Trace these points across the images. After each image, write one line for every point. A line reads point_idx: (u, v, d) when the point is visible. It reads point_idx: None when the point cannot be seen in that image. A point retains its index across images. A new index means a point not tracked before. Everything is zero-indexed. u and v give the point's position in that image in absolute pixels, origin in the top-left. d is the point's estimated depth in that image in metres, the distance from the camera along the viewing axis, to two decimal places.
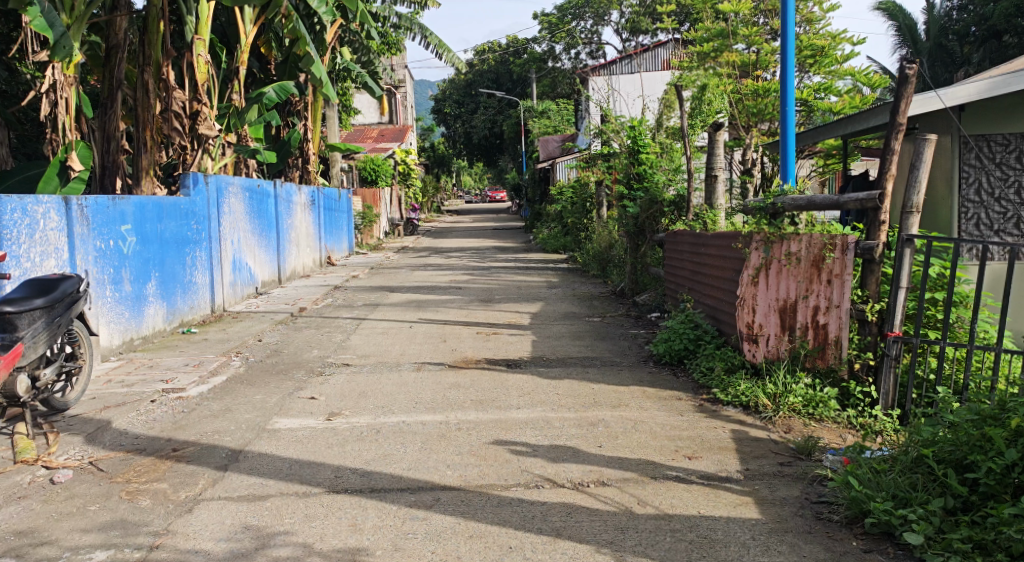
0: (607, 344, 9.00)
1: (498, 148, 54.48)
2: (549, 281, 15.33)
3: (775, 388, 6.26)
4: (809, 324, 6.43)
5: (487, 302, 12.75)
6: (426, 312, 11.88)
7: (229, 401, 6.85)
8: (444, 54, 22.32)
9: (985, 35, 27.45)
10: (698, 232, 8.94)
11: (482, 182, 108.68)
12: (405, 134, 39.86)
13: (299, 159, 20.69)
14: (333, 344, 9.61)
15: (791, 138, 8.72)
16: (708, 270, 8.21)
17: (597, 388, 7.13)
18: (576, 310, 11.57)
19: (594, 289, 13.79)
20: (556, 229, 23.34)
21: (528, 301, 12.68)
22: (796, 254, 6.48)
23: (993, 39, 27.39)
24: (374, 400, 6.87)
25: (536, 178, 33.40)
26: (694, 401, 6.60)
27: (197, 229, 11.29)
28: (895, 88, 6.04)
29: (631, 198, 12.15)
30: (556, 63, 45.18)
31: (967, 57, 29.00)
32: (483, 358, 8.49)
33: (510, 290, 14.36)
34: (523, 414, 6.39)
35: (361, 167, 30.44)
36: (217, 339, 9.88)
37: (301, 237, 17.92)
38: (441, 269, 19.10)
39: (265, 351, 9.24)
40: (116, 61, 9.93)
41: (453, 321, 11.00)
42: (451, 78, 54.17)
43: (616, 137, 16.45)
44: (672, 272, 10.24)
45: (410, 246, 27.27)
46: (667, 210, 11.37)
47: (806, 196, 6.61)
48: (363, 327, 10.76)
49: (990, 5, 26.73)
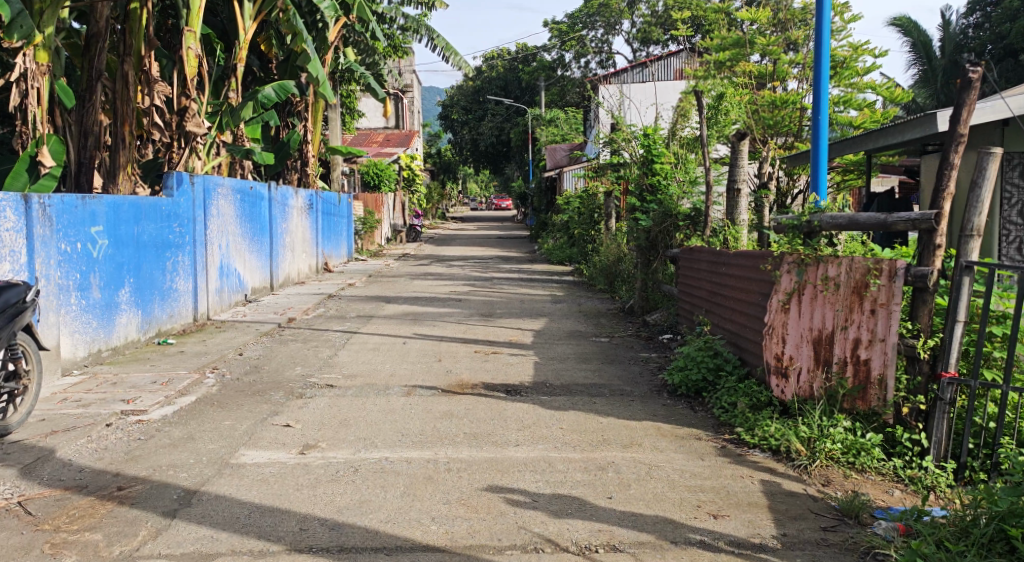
0: (617, 370, 8.27)
1: (505, 155, 53.92)
2: (554, 295, 14.61)
3: (809, 432, 5.51)
4: (848, 359, 5.70)
5: (489, 317, 12.02)
6: (422, 326, 11.15)
7: (193, 428, 6.13)
8: (451, 57, 21.67)
9: (1002, 53, 26.84)
10: (717, 250, 8.24)
11: (488, 190, 108.04)
12: (410, 139, 39.27)
13: (298, 162, 20.00)
14: (319, 361, 8.88)
15: (824, 150, 8.02)
16: (729, 292, 7.48)
17: (606, 422, 6.39)
18: (582, 329, 10.84)
19: (602, 305, 13.06)
20: (562, 240, 22.69)
21: (531, 316, 11.96)
22: (834, 278, 5.76)
23: (1010, 57, 26.77)
24: (356, 430, 6.13)
25: (543, 187, 32.70)
26: (716, 442, 5.86)
27: (181, 232, 10.59)
28: (955, 95, 5.34)
29: (642, 210, 11.41)
30: (566, 72, 44.64)
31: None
32: (480, 382, 7.76)
33: (513, 304, 13.64)
34: (522, 452, 5.65)
35: (363, 171, 29.69)
36: (195, 351, 9.17)
37: (297, 242, 17.25)
38: (442, 279, 18.38)
39: (245, 366, 8.51)
40: (95, 51, 9.17)
41: (451, 338, 10.28)
42: (460, 84, 53.60)
43: (628, 146, 15.80)
44: (687, 291, 9.55)
45: (412, 254, 26.58)
46: (682, 225, 10.72)
47: (848, 213, 5.85)
48: (354, 342, 10.04)
49: (1006, 24, 26.11)
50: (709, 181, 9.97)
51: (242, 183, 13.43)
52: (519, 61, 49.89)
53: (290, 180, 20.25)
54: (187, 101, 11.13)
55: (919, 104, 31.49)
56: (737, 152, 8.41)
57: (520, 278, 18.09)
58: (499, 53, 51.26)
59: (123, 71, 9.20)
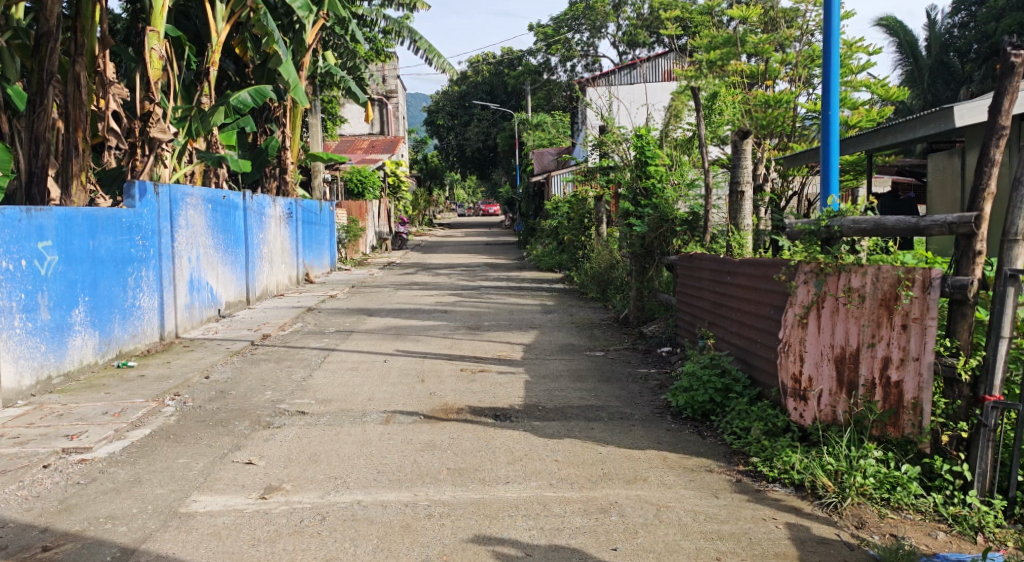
0: (614, 389, 7.63)
1: (492, 161, 53.31)
2: (544, 305, 13.97)
3: (838, 465, 4.87)
4: (876, 381, 5.07)
5: (476, 330, 11.37)
6: (405, 341, 10.49)
7: (141, 469, 5.48)
8: (434, 59, 21.04)
9: (987, 53, 26.47)
10: (721, 259, 7.59)
11: (475, 195, 107.42)
12: (395, 146, 38.61)
13: (277, 169, 19.30)
14: (292, 383, 8.21)
15: (835, 149, 7.47)
16: (737, 302, 6.83)
17: (606, 452, 5.75)
18: (575, 342, 10.19)
19: (595, 315, 12.43)
20: (551, 246, 22.09)
21: (520, 329, 11.32)
22: (858, 290, 5.14)
23: (995, 57, 26.43)
24: (328, 467, 5.47)
25: (530, 191, 32.12)
26: (729, 474, 5.22)
27: (144, 245, 9.96)
28: (994, 83, 4.72)
29: (637, 215, 10.78)
30: (552, 76, 44.15)
31: (969, 76, 28.09)
32: (466, 406, 7.10)
33: (501, 315, 12.98)
34: (512, 492, 5.01)
35: (346, 178, 28.86)
36: (157, 375, 8.50)
37: (275, 252, 16.57)
38: (428, 288, 17.72)
39: (210, 391, 7.83)
40: (48, 50, 8.47)
41: (435, 354, 9.62)
42: (445, 90, 52.99)
43: (618, 148, 15.48)
44: (687, 301, 8.93)
45: (397, 262, 25.90)
46: (679, 230, 10.08)
47: (875, 216, 5.20)
48: (332, 361, 9.37)
49: (992, 23, 25.67)
50: (709, 181, 9.36)
51: (213, 192, 12.78)
52: (505, 65, 49.39)
53: (268, 188, 19.54)
54: (151, 106, 10.49)
55: (907, 104, 31.09)
56: (739, 149, 7.74)
57: (509, 286, 17.45)
58: (485, 57, 50.71)
59: (75, 73, 8.67)
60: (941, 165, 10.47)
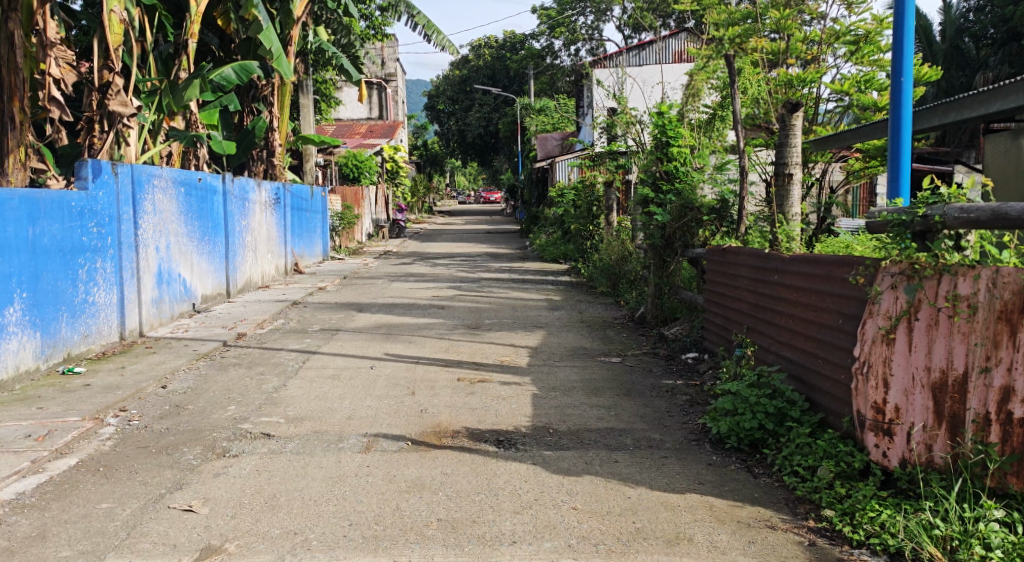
0: (638, 408, 6.46)
1: (494, 147, 52.06)
2: (550, 300, 12.83)
3: (949, 530, 3.73)
4: (993, 417, 3.95)
5: (477, 329, 10.19)
6: (396, 343, 9.31)
7: (51, 518, 4.34)
8: (432, 36, 19.81)
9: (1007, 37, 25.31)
10: (762, 254, 6.45)
11: (475, 182, 106.09)
12: (394, 131, 37.36)
13: (264, 152, 18.12)
14: (261, 396, 7.04)
15: (906, 126, 6.23)
16: (787, 306, 5.68)
17: (636, 497, 4.60)
18: (588, 345, 9.03)
19: (607, 313, 11.27)
20: (555, 235, 20.95)
21: (526, 328, 10.17)
22: (968, 299, 3.99)
23: (1015, 41, 25.26)
24: (287, 517, 4.34)
25: (533, 178, 30.93)
26: (798, 535, 4.07)
27: (100, 233, 8.90)
28: None
29: (656, 202, 9.64)
30: (555, 60, 42.91)
31: (984, 61, 26.93)
32: (463, 429, 5.95)
33: (504, 311, 11.84)
34: (520, 558, 3.87)
35: (342, 162, 27.72)
36: (106, 384, 7.35)
37: (260, 240, 15.41)
38: (425, 280, 16.57)
39: (163, 406, 6.67)
40: None
41: (429, 359, 8.47)
42: (446, 74, 51.71)
43: (631, 130, 14.29)
44: (718, 300, 7.79)
45: (393, 251, 24.71)
46: (706, 219, 8.94)
47: (991, 205, 4.00)
48: (311, 367, 8.20)
49: (1012, 6, 24.50)
50: (743, 162, 8.20)
51: (188, 175, 11.66)
52: (507, 49, 48.16)
53: (254, 172, 18.35)
54: (110, 75, 9.51)
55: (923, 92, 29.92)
56: (787, 124, 6.55)
57: (511, 279, 16.30)
58: (487, 40, 49.40)
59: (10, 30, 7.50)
60: (1001, 147, 9.25)
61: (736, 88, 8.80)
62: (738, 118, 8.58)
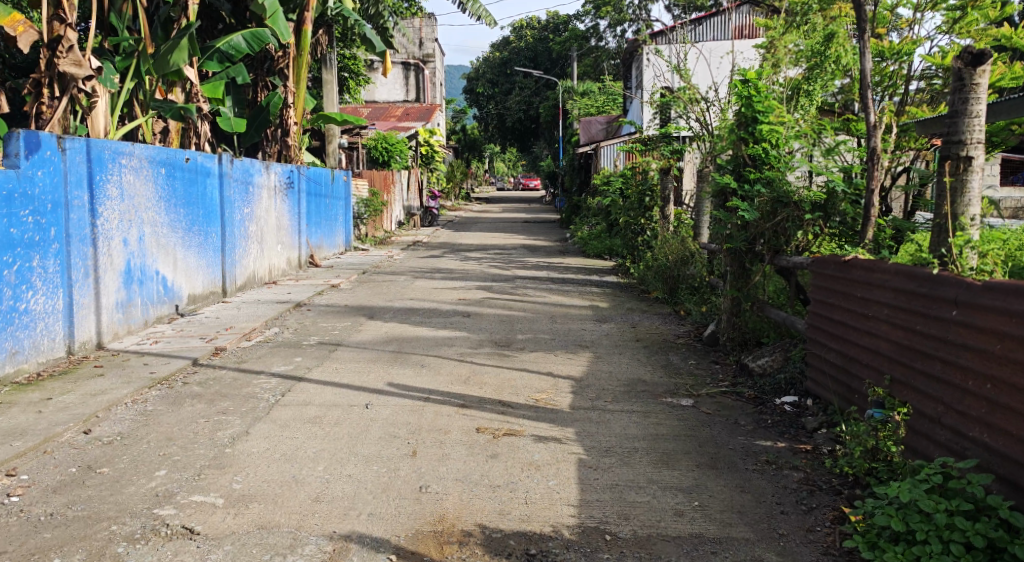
0: (731, 496, 4.48)
1: (535, 133, 49.92)
2: (596, 308, 10.89)
3: None
4: None
5: (507, 349, 8.26)
6: (405, 369, 7.41)
7: None
8: (467, 4, 17.79)
9: None
10: (922, 275, 4.49)
11: (516, 169, 104.01)
12: (431, 114, 35.49)
13: (278, 130, 16.15)
14: (209, 451, 5.18)
15: None
16: (989, 364, 3.78)
17: None
18: (649, 378, 7.07)
19: (667, 329, 9.31)
20: (600, 226, 18.95)
21: (570, 349, 8.24)
22: None
23: None
24: None
25: (575, 165, 28.81)
26: None
27: (37, 223, 7.09)
28: None
29: (738, 194, 7.54)
30: (600, 42, 40.58)
31: None
32: (477, 531, 4.04)
33: (541, 321, 9.92)
34: None
35: (371, 146, 25.83)
36: (9, 426, 5.50)
37: (268, 229, 13.64)
38: (453, 277, 14.71)
39: (68, 469, 4.82)
40: None
41: (444, 395, 6.57)
42: (486, 56, 49.80)
43: (694, 107, 12.37)
44: (831, 328, 5.82)
45: (424, 242, 22.86)
46: (808, 218, 6.90)
47: None
48: (290, 402, 6.32)
49: None
50: (873, 143, 6.14)
51: (174, 155, 9.86)
52: (550, 30, 46.81)
53: (268, 153, 16.43)
54: (61, 28, 7.71)
55: None
56: (965, 84, 4.53)
57: (549, 277, 14.37)
58: (528, 21, 47.42)
59: None
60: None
61: (863, 41, 6.64)
62: (863, 83, 6.46)
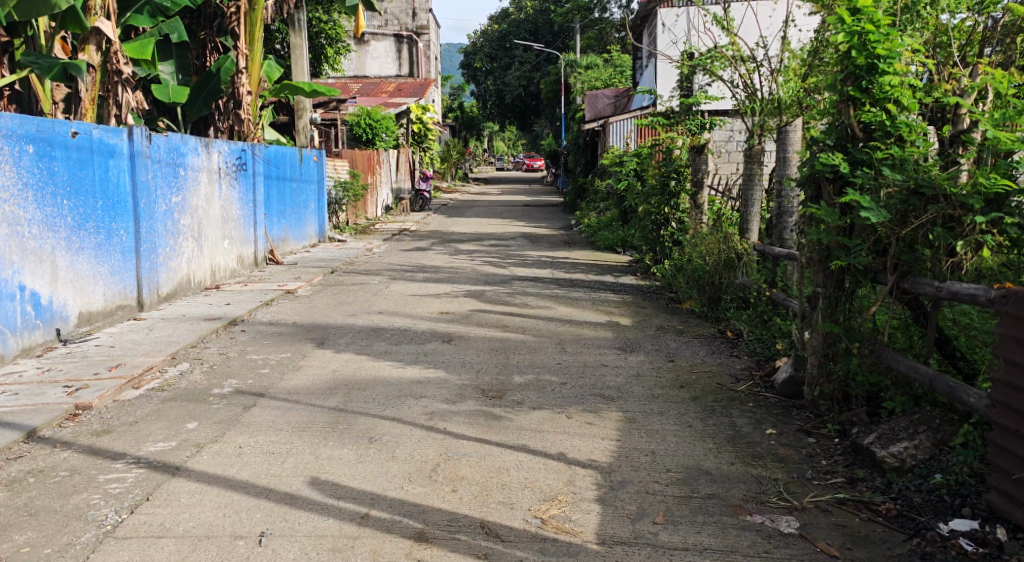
0: None
1: (536, 111, 47.04)
2: (615, 326, 8.39)
3: None
4: None
5: (499, 404, 5.73)
6: (342, 448, 4.89)
7: None
8: None
9: None
10: None
11: (516, 147, 100.81)
12: (426, 90, 32.75)
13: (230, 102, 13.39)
14: None
15: None
16: None
17: None
18: (714, 469, 4.57)
19: (715, 365, 6.80)
20: (612, 214, 16.34)
21: (587, 405, 5.72)
22: None
23: None
24: None
25: (580, 142, 26.08)
26: None
27: None
28: None
29: (851, 179, 4.96)
30: (605, 13, 37.42)
31: None
32: None
33: (543, 349, 7.40)
34: None
35: (353, 122, 23.16)
36: None
37: (208, 221, 11.07)
38: (437, 276, 12.18)
39: None
40: None
41: (390, 508, 4.09)
42: (484, 28, 46.84)
43: (740, 67, 9.77)
44: None
45: (412, 229, 20.30)
46: (979, 220, 4.34)
47: None
48: (138, 528, 3.86)
49: None
50: None
51: (51, 128, 7.35)
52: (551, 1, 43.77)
53: (220, 129, 13.75)
54: None
55: None
56: None
57: (554, 279, 11.82)
58: None
59: None
60: None
61: None
62: None
